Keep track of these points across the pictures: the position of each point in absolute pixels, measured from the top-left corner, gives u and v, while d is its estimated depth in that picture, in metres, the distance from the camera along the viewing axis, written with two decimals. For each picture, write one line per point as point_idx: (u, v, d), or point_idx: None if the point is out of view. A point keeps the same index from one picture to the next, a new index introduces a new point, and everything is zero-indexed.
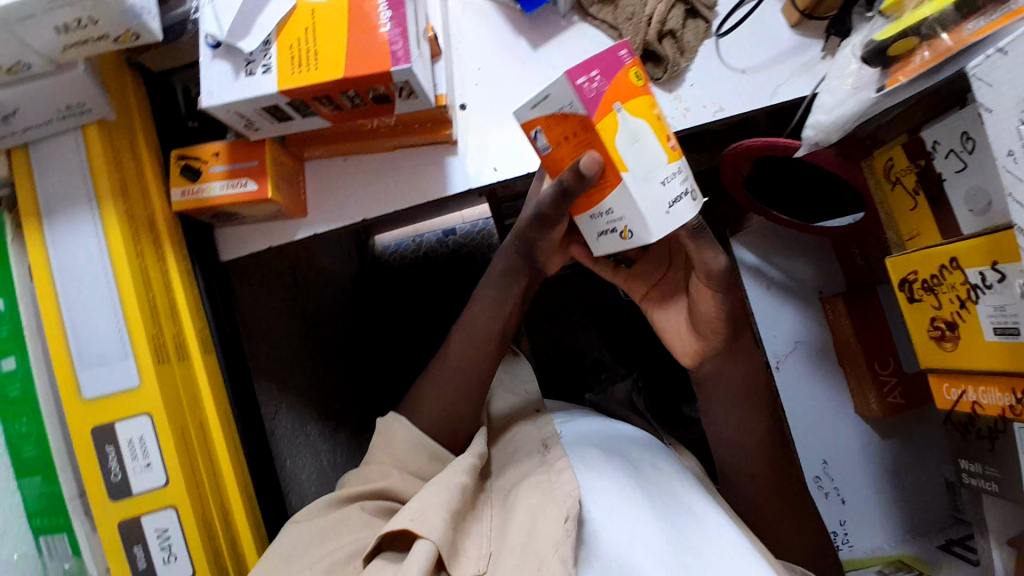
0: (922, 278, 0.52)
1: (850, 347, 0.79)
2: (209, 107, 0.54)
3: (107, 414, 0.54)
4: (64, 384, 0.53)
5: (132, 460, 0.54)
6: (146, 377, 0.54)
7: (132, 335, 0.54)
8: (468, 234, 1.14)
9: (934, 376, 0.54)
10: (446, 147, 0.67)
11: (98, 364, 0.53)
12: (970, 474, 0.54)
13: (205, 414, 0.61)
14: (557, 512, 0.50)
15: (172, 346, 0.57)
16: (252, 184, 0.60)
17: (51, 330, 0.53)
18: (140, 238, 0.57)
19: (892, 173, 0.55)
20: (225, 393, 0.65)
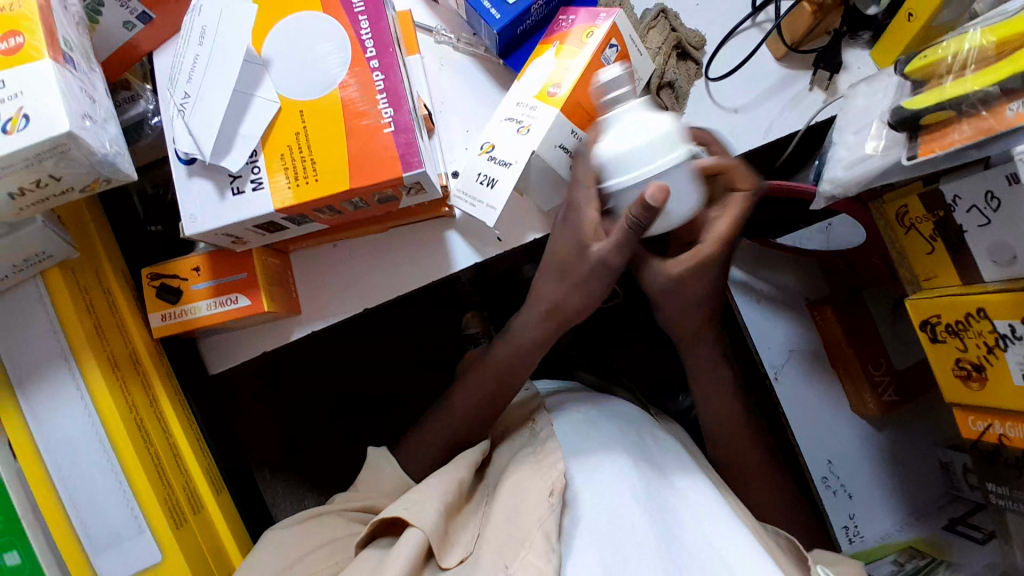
0: (946, 321, 0.53)
1: (843, 354, 0.82)
2: (191, 234, 0.48)
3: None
4: (79, 570, 0.48)
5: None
6: (168, 548, 0.48)
7: (144, 505, 0.48)
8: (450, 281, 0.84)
9: (959, 409, 0.56)
10: (446, 221, 0.62)
11: (113, 543, 0.47)
12: (999, 495, 0.58)
13: (230, 557, 0.56)
14: (543, 482, 0.51)
15: (185, 497, 0.52)
16: (243, 299, 0.54)
17: (52, 513, 0.47)
18: (129, 387, 0.50)
19: (906, 219, 0.56)
20: (240, 528, 0.59)
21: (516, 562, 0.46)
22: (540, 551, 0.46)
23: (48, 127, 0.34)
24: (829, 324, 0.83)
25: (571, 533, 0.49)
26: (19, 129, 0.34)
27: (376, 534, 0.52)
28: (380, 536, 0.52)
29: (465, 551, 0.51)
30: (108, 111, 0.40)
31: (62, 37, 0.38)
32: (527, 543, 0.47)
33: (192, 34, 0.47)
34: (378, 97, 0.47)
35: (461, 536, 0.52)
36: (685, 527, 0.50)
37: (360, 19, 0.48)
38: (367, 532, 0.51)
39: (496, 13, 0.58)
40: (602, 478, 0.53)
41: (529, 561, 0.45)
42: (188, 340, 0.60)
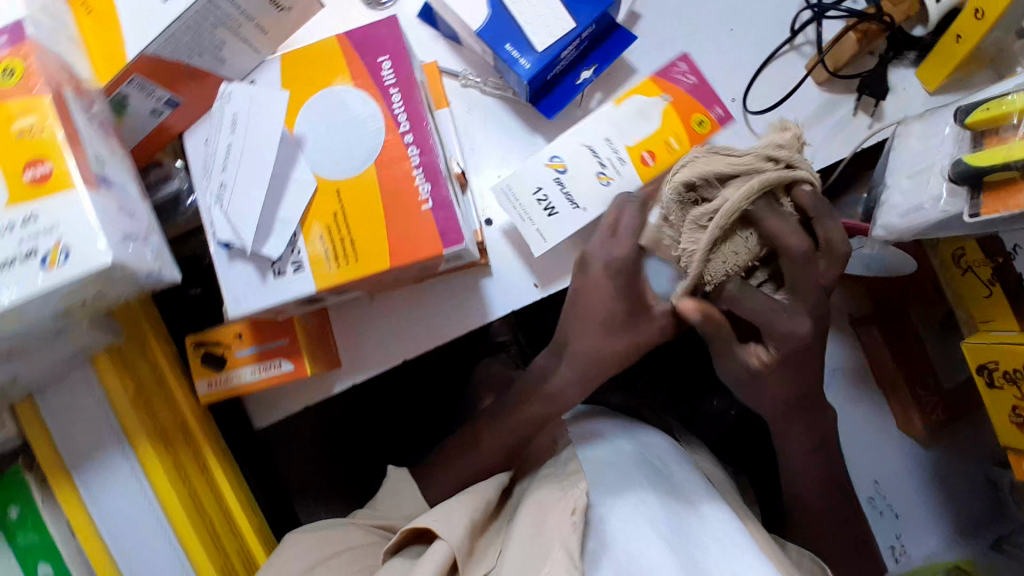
0: (1005, 368, 0.51)
1: (890, 374, 0.80)
2: (235, 315, 0.48)
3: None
4: None
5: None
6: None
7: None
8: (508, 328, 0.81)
9: (1014, 455, 0.54)
10: (481, 270, 0.61)
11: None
12: None
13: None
14: (563, 492, 0.50)
15: (237, 561, 0.52)
16: (286, 364, 0.54)
17: None
18: (181, 459, 0.51)
19: (963, 261, 0.54)
20: None
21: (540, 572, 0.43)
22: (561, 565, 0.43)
23: (89, 259, 0.34)
24: (875, 343, 0.80)
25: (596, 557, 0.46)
26: (60, 263, 0.34)
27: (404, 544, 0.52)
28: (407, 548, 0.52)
29: (488, 567, 0.50)
30: (147, 224, 0.40)
31: (92, 154, 0.38)
32: (546, 556, 0.44)
33: (223, 120, 0.47)
34: (413, 173, 0.47)
35: (485, 556, 0.51)
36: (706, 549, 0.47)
37: (392, 92, 0.47)
38: (395, 539, 0.51)
39: (525, 63, 0.55)
40: (633, 501, 0.50)
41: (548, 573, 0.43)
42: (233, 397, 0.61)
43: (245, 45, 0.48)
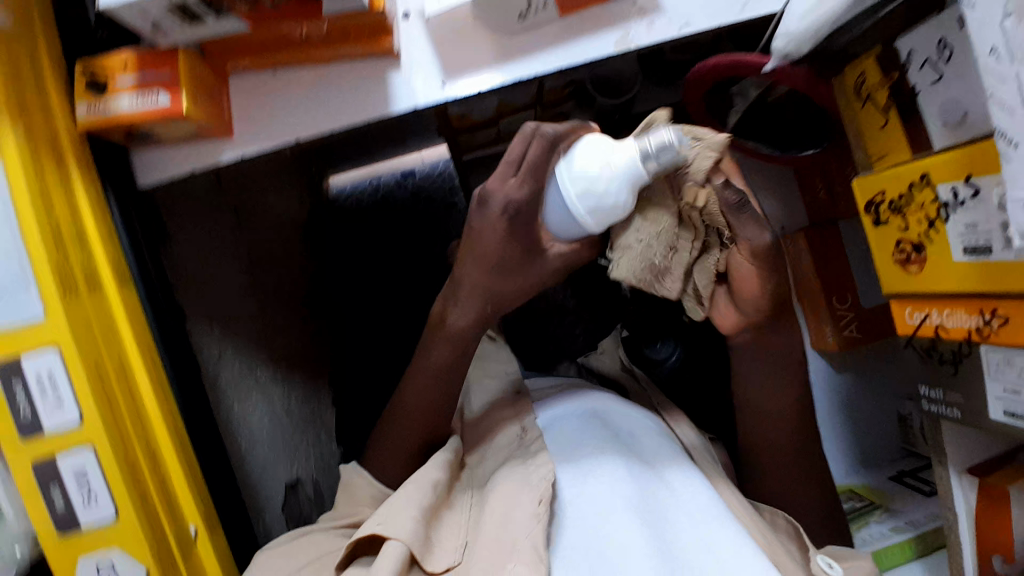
0: (891, 197, 0.49)
1: (810, 285, 0.77)
2: (108, 9, 0.47)
3: (11, 349, 0.50)
4: None
5: (43, 394, 0.51)
6: (51, 310, 0.50)
7: (34, 266, 0.49)
8: (427, 175, 1.09)
9: (897, 302, 0.52)
10: (388, 62, 0.59)
11: (0, 298, 0.49)
12: (931, 401, 0.53)
13: (127, 350, 0.57)
14: (532, 491, 0.49)
15: (82, 274, 0.53)
16: (163, 97, 0.52)
17: None
18: (42, 159, 0.51)
19: (864, 89, 0.52)
20: (146, 332, 0.61)
21: (501, 573, 0.43)
22: (527, 560, 0.44)
23: None
24: (801, 250, 0.78)
25: (556, 546, 0.47)
26: None
27: (357, 551, 0.51)
28: (361, 554, 0.51)
29: (451, 557, 0.50)
30: None
31: None
32: (514, 555, 0.45)
33: None
34: None
35: (445, 539, 0.51)
36: (681, 515, 0.47)
37: None
38: (345, 554, 0.50)
39: None
40: (596, 481, 0.49)
41: (515, 573, 0.43)
42: (121, 149, 0.60)
43: None
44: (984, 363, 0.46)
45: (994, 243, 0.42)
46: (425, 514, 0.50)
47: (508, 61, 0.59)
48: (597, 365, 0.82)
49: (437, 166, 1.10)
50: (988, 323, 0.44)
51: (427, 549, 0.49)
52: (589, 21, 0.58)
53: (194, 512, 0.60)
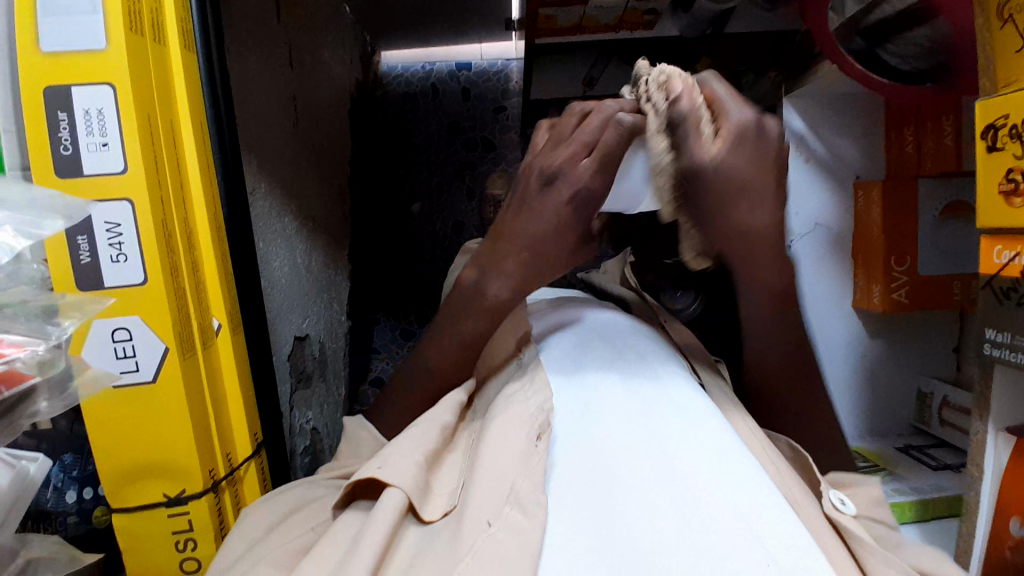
0: (1012, 123, 0.52)
1: (875, 238, 0.88)
2: None
3: (80, 193, 0.55)
4: (36, 157, 0.54)
5: (112, 247, 0.56)
6: (133, 165, 0.55)
7: (122, 125, 0.54)
8: (484, 72, 1.38)
9: (988, 239, 0.56)
10: None
11: (88, 151, 0.54)
12: (994, 346, 0.56)
13: (195, 225, 0.64)
14: (527, 423, 0.48)
15: (165, 147, 0.59)
16: None
17: (31, 107, 0.54)
18: (141, 20, 0.56)
19: (1006, 10, 0.52)
20: (217, 188, 0.67)
21: (499, 518, 0.41)
22: (524, 508, 0.41)
23: None
24: None
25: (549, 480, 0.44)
26: None
27: (354, 496, 0.49)
28: (360, 498, 0.49)
29: (450, 503, 0.46)
30: None
31: None
32: (513, 498, 0.42)
33: None
34: None
35: (439, 490, 0.48)
36: (686, 439, 0.45)
37: None
38: (340, 495, 0.48)
39: None
40: (608, 409, 0.49)
41: (513, 518, 0.41)
42: None
43: None
44: None
45: None
46: (426, 460, 0.49)
47: None
48: (599, 278, 0.87)
49: (494, 64, 1.38)
50: None
51: (422, 495, 0.46)
52: None
53: (220, 314, 0.67)
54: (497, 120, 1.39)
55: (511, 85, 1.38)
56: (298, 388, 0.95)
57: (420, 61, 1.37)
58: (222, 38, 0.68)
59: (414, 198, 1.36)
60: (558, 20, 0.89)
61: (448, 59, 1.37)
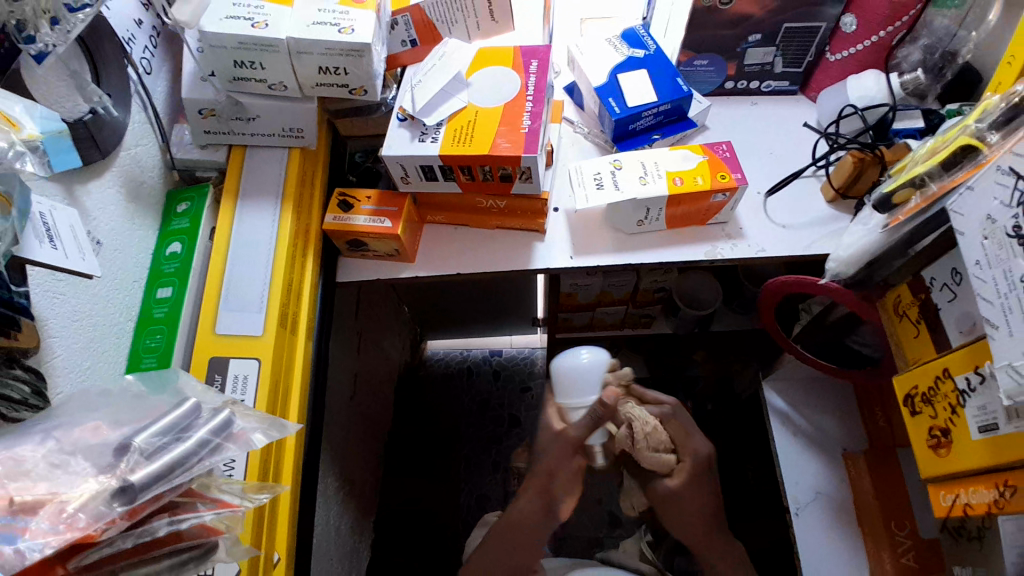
0: (921, 390, 0.61)
1: (869, 506, 0.83)
2: (386, 156, 0.73)
3: (232, 350, 0.64)
4: (206, 318, 0.65)
5: (235, 392, 0.63)
6: (268, 332, 0.65)
7: (270, 295, 0.66)
8: (513, 356, 1.41)
9: (933, 486, 0.60)
10: (535, 235, 0.83)
11: (236, 311, 0.65)
12: None
13: (290, 403, 0.68)
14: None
15: (288, 321, 0.69)
16: (387, 222, 0.76)
17: (213, 280, 0.67)
18: (297, 245, 0.72)
19: (900, 308, 0.66)
20: (310, 389, 0.73)
21: None
22: None
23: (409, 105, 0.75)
24: (862, 477, 0.85)
25: None
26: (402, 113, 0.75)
27: None
28: None
29: None
30: (408, 84, 0.78)
31: (410, 75, 0.79)
32: None
33: (436, 53, 0.80)
34: (524, 114, 0.74)
35: None
36: None
37: (531, 73, 0.77)
38: None
39: (617, 108, 0.82)
40: None
41: None
42: (335, 255, 0.82)
43: (464, 31, 0.85)
44: (1004, 535, 0.52)
45: (998, 421, 0.52)
46: None
47: (623, 251, 0.81)
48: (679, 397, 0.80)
49: (523, 351, 1.42)
50: (1003, 493, 0.52)
51: None
52: (688, 235, 0.81)
53: (283, 543, 0.64)
54: None
55: (537, 367, 1.39)
56: None
57: (457, 349, 1.44)
58: (334, 291, 0.82)
59: (427, 416, 1.34)
60: (579, 297, 0.95)
61: (481, 347, 1.44)
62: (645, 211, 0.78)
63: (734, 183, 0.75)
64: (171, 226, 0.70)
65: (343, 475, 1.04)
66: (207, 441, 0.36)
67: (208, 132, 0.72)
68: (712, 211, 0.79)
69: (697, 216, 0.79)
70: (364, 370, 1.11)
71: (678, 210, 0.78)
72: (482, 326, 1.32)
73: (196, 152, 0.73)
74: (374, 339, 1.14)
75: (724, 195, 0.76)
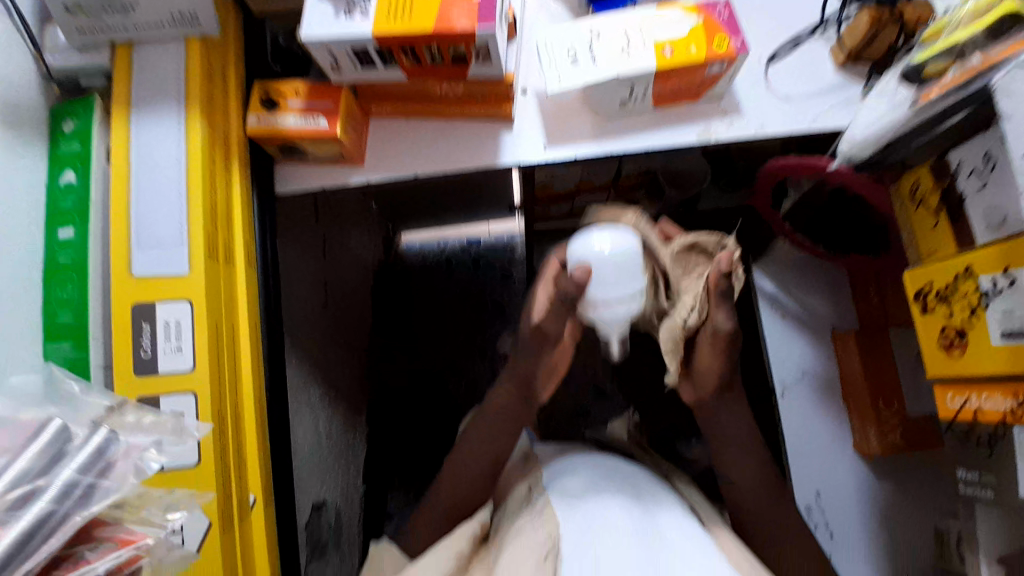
0: (938, 287, 0.55)
1: (855, 384, 0.82)
2: (306, 39, 0.59)
3: (155, 292, 0.55)
4: (117, 257, 0.55)
5: (169, 340, 0.54)
6: (194, 265, 0.55)
7: (190, 219, 0.55)
8: (491, 245, 1.32)
9: (940, 386, 0.57)
10: (502, 124, 0.71)
11: (153, 246, 0.55)
12: (966, 483, 0.55)
13: (239, 335, 0.61)
14: (535, 547, 0.56)
15: (220, 245, 0.59)
16: (323, 121, 0.64)
17: (117, 208, 0.56)
18: (215, 148, 0.60)
19: (917, 194, 0.59)
20: (261, 316, 0.65)
21: None
22: None
23: None
24: (849, 356, 0.83)
25: None
26: None
27: None
28: None
29: None
30: None
31: None
32: None
33: None
34: None
35: None
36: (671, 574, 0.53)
37: None
38: None
39: None
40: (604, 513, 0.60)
41: None
42: (269, 162, 0.70)
43: None
44: (1016, 443, 0.49)
45: None
46: None
47: (604, 138, 0.71)
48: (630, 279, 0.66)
49: (501, 239, 1.33)
50: (1020, 403, 0.48)
51: None
52: (676, 116, 0.71)
53: (258, 484, 0.60)
54: (505, 285, 1.29)
55: (517, 254, 1.32)
56: (314, 563, 0.88)
57: (431, 240, 1.35)
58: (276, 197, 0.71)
59: (404, 309, 1.27)
60: (556, 187, 0.88)
61: (458, 236, 1.34)
62: (629, 89, 0.66)
63: (734, 52, 0.63)
64: (60, 149, 0.57)
65: (328, 384, 0.99)
66: (80, 478, 0.35)
67: (81, 32, 0.56)
68: (707, 84, 0.68)
69: (688, 91, 0.68)
70: (332, 275, 1.02)
71: (665, 86, 0.67)
72: (455, 215, 1.22)
73: (76, 58, 0.58)
74: (338, 240, 1.04)
75: (722, 66, 0.64)
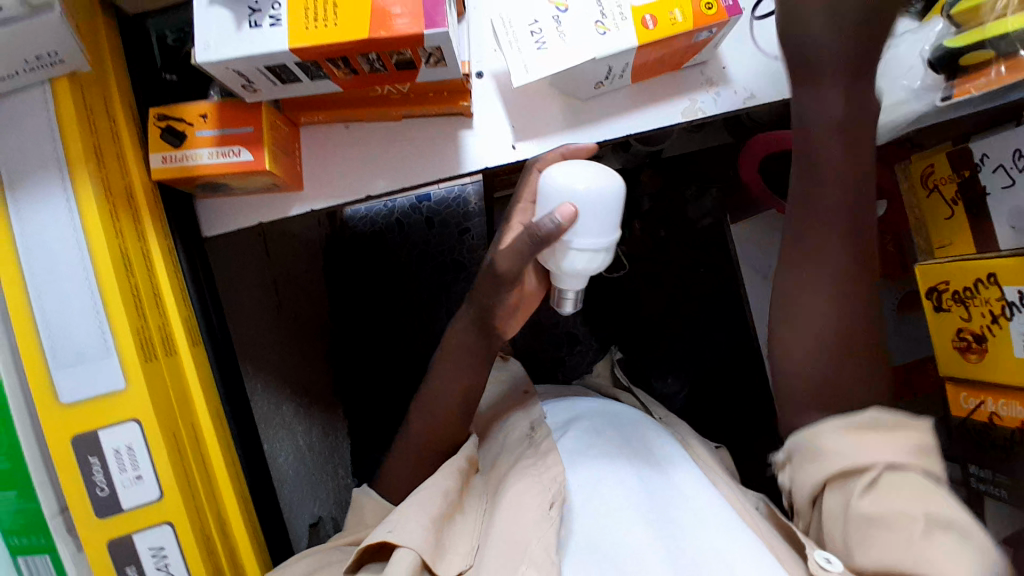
0: (954, 288, 0.52)
1: None
2: (203, 63, 0.46)
3: (93, 419, 0.47)
4: (38, 388, 0.46)
5: (125, 472, 0.47)
6: (132, 379, 0.47)
7: (112, 326, 0.47)
8: (445, 200, 1.23)
9: (952, 385, 0.55)
10: (461, 120, 0.61)
11: (77, 366, 0.46)
12: (979, 479, 0.55)
13: (201, 432, 0.54)
14: (539, 496, 0.50)
15: (158, 341, 0.50)
16: (246, 154, 0.52)
17: (23, 330, 0.46)
18: (119, 214, 0.50)
19: (930, 180, 0.54)
20: (216, 392, 0.58)
21: None
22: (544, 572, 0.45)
23: None
24: None
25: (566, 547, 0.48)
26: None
27: (365, 558, 0.51)
28: (370, 560, 0.51)
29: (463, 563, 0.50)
30: None
31: None
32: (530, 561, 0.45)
33: None
34: None
35: (456, 549, 0.51)
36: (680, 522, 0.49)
37: None
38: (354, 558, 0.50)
39: None
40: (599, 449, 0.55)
41: None
42: (188, 201, 0.59)
43: None
44: None
45: None
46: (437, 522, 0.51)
47: (577, 126, 0.61)
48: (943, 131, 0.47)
49: (453, 192, 1.23)
50: None
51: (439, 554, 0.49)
52: (659, 89, 0.62)
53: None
54: (463, 241, 1.21)
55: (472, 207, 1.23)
56: None
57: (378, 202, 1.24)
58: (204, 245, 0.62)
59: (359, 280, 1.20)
60: None
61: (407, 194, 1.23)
62: (607, 68, 0.56)
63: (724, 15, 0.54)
64: None
65: (296, 390, 0.95)
66: None
67: None
68: (690, 53, 0.58)
69: (670, 61, 0.59)
70: (279, 271, 0.95)
71: (645, 60, 0.57)
72: None
73: None
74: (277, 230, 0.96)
75: (709, 32, 0.55)
